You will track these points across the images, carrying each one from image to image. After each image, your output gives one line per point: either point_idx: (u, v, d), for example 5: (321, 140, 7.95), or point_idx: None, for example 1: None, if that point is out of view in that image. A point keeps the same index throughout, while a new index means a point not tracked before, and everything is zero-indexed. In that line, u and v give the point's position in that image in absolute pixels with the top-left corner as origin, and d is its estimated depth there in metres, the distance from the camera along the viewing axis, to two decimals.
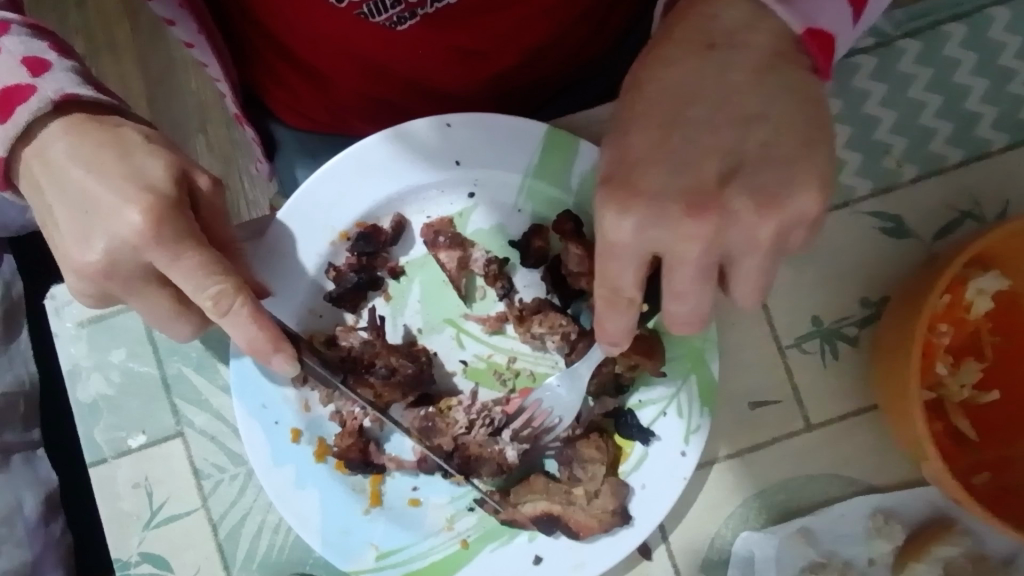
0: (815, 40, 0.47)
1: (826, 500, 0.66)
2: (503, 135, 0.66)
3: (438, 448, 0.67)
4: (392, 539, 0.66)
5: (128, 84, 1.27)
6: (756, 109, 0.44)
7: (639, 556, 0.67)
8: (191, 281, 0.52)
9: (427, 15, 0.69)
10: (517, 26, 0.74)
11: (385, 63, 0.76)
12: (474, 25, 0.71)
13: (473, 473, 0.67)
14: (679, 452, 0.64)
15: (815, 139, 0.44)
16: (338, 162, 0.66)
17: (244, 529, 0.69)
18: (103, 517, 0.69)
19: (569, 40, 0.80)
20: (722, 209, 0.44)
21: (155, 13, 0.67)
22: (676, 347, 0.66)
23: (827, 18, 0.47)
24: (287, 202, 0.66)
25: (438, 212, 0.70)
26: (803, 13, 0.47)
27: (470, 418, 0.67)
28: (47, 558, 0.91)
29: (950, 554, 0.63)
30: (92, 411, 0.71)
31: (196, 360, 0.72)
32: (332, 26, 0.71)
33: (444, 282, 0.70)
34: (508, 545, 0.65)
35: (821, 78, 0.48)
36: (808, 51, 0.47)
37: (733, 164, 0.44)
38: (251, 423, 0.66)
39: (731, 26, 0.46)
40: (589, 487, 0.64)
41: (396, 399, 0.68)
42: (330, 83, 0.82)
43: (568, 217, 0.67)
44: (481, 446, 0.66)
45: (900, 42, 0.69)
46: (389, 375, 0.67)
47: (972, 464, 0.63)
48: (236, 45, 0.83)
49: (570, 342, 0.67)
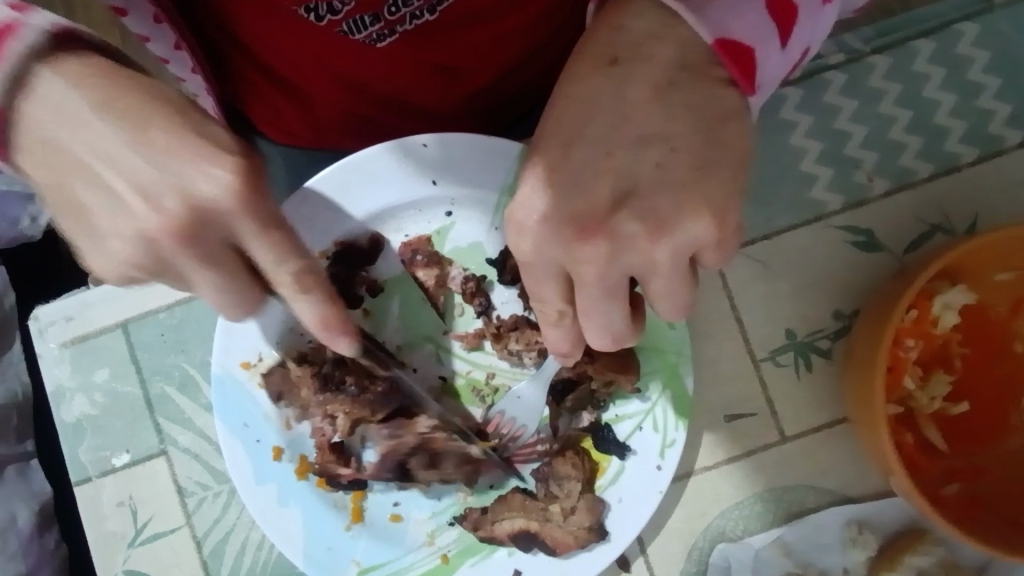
0: (730, 54, 0.39)
1: (802, 510, 0.67)
2: (480, 154, 0.67)
3: (402, 444, 0.66)
4: (374, 555, 0.67)
5: None
6: (662, 128, 0.39)
7: (617, 568, 0.68)
8: (272, 253, 0.42)
9: (405, 33, 0.69)
10: (493, 44, 0.74)
11: (363, 78, 0.77)
12: (451, 44, 0.72)
13: (437, 467, 0.66)
14: (655, 465, 0.65)
15: (715, 159, 0.39)
16: (344, 165, 0.67)
17: (227, 546, 0.70)
18: (89, 537, 0.70)
19: (545, 57, 0.81)
20: (612, 233, 0.39)
21: (131, 30, 0.67)
22: (651, 361, 0.67)
23: (747, 28, 0.40)
24: (291, 197, 0.67)
25: (416, 230, 0.70)
26: (716, 23, 0.39)
27: (437, 420, 0.68)
28: (42, 569, 0.91)
29: (923, 564, 0.64)
30: (76, 431, 0.71)
31: (179, 380, 0.73)
32: (313, 45, 0.72)
33: (423, 299, 0.71)
34: (487, 559, 0.66)
35: (743, 94, 0.40)
36: (725, 65, 0.40)
37: (627, 191, 0.39)
38: (234, 441, 0.67)
39: (640, 32, 0.39)
40: (566, 504, 0.66)
41: (367, 417, 0.67)
42: (312, 100, 0.83)
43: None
44: (446, 442, 0.67)
45: (869, 58, 0.70)
46: (359, 393, 0.67)
47: (944, 474, 0.64)
48: (218, 65, 0.84)
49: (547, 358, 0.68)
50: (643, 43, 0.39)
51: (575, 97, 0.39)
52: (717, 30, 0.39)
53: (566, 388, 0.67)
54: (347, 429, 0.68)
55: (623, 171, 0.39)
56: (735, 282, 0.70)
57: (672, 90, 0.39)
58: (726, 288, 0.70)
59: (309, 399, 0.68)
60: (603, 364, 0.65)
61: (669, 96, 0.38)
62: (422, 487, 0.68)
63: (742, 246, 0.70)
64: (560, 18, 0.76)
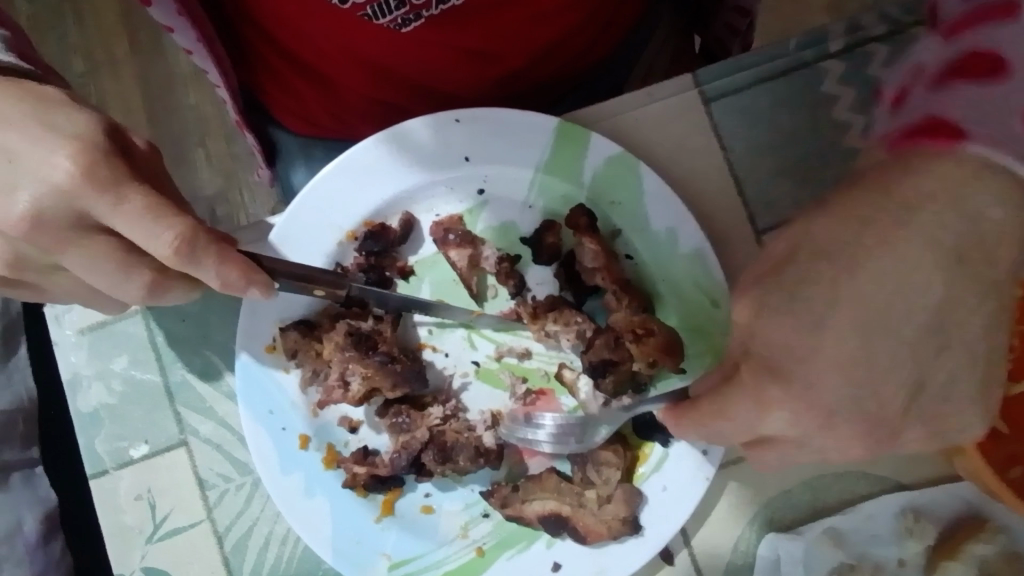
0: (945, 79, 0.43)
1: (853, 498, 0.64)
2: (514, 131, 0.65)
3: (415, 439, 0.65)
4: (404, 548, 0.64)
5: (135, 120, 1.35)
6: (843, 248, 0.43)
7: (661, 561, 0.65)
8: (141, 230, 0.45)
9: (432, 17, 0.67)
10: (522, 28, 0.72)
11: (390, 65, 0.75)
12: (478, 26, 0.70)
13: (449, 461, 0.64)
14: (701, 451, 0.62)
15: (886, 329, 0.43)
16: (352, 156, 0.64)
17: (250, 541, 0.67)
18: (106, 532, 0.67)
19: (576, 40, 0.78)
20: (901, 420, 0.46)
21: (155, 19, 0.68)
22: (696, 342, 0.65)
23: (962, 107, 0.41)
24: (300, 194, 0.65)
25: (447, 210, 0.68)
26: (930, 101, 0.43)
27: (446, 412, 0.67)
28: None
29: (985, 553, 0.61)
30: (93, 420, 0.68)
31: (201, 367, 0.69)
32: (336, 29, 0.70)
33: (455, 280, 0.69)
34: (525, 551, 0.64)
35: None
36: (924, 144, 0.42)
37: None
38: (258, 429, 0.64)
39: None
40: (602, 491, 0.63)
41: (386, 389, 0.66)
42: (335, 86, 0.80)
43: (582, 212, 0.65)
44: (457, 433, 0.65)
45: (912, 29, 0.67)
46: (386, 362, 0.66)
47: (1008, 457, 0.59)
48: (237, 51, 0.83)
49: (586, 339, 0.66)
50: (937, 203, 0.41)
51: (811, 253, 0.45)
52: (923, 92, 0.43)
53: (606, 368, 0.65)
54: (359, 397, 0.67)
55: (871, 362, 0.44)
56: None
57: (937, 284, 0.42)
58: None
59: (330, 358, 0.67)
60: (646, 345, 0.62)
61: (935, 305, 0.42)
62: (435, 477, 0.66)
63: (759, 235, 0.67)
64: (589, 6, 0.74)
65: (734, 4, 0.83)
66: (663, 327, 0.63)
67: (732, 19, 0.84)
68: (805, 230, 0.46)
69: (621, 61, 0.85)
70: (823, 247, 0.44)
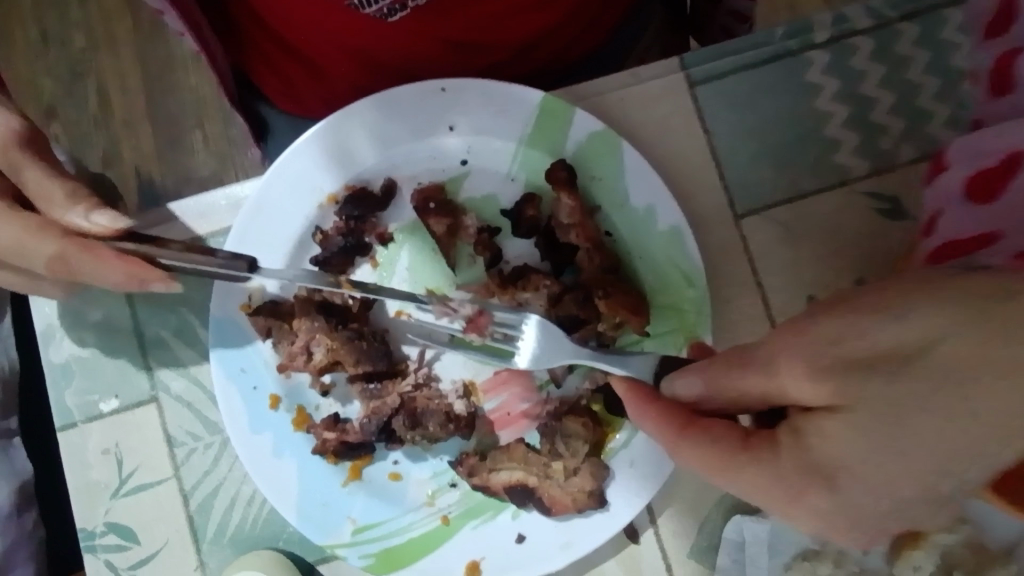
0: None
1: None
2: (498, 103, 0.65)
3: (385, 405, 0.65)
4: (369, 514, 0.64)
5: (131, 100, 1.35)
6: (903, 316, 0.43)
7: (626, 539, 0.65)
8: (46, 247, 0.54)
9: (417, 8, 0.68)
10: (507, 19, 0.72)
11: (376, 52, 0.74)
12: (464, 17, 0.70)
13: (419, 427, 0.64)
14: None
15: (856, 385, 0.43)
16: (330, 122, 0.65)
17: (216, 501, 0.67)
18: (70, 486, 0.67)
19: (565, 34, 0.78)
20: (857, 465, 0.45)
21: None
22: (668, 320, 0.65)
23: None
24: (278, 159, 0.65)
25: (430, 179, 0.68)
26: None
27: (419, 381, 0.67)
28: (18, 553, 0.86)
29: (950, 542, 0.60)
30: (64, 373, 0.68)
31: (175, 325, 0.69)
32: (323, 13, 0.70)
33: (433, 250, 0.69)
34: (491, 522, 0.64)
35: None
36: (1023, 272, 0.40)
37: None
38: (229, 387, 0.64)
39: None
40: (570, 463, 0.63)
41: (348, 363, 0.65)
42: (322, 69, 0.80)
43: (563, 165, 0.65)
44: (428, 399, 0.65)
45: (897, 25, 0.68)
46: (354, 339, 0.65)
47: None
48: (227, 30, 0.82)
49: (554, 301, 0.67)
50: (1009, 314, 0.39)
51: (920, 369, 0.42)
52: None
53: (573, 323, 0.66)
54: (321, 367, 0.66)
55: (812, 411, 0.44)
56: (757, 245, 0.68)
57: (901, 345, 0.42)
58: (747, 250, 0.68)
59: (299, 328, 0.66)
60: (613, 303, 0.63)
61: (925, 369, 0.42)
62: (406, 445, 0.65)
63: (738, 216, 0.68)
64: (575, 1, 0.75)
65: (730, 10, 0.85)
66: (631, 288, 0.65)
67: (728, 24, 0.87)
68: (919, 333, 0.42)
69: (611, 54, 0.85)
70: (931, 356, 0.42)
